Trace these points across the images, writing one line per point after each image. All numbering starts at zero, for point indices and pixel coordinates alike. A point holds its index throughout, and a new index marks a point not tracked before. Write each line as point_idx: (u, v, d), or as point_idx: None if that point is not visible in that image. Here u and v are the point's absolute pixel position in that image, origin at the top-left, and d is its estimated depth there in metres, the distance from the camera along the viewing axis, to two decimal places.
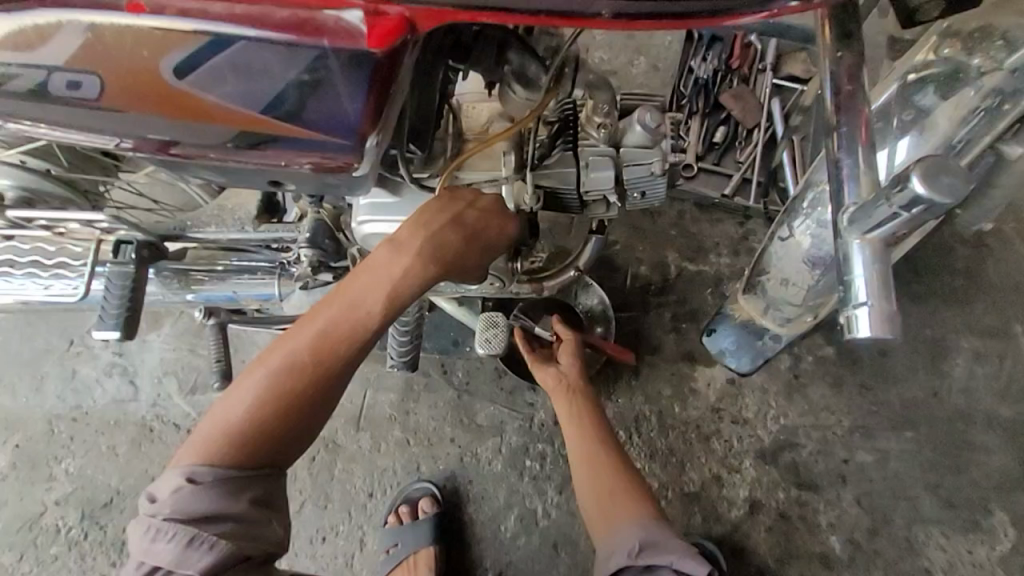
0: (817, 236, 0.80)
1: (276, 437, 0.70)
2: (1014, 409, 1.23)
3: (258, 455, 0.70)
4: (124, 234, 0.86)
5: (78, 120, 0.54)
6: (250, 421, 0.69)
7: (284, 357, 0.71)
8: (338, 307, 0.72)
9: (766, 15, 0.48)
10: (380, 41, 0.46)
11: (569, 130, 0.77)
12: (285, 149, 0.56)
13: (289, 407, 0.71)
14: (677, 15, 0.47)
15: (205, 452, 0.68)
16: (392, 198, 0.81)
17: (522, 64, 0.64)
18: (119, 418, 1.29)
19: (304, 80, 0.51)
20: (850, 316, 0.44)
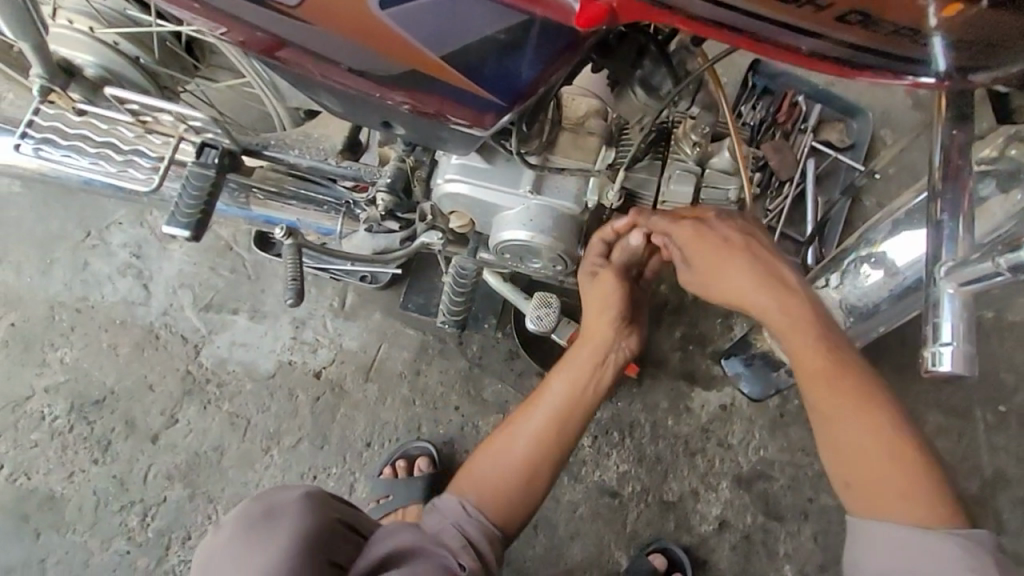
0: (856, 289, 0.89)
1: (534, 488, 0.89)
2: (961, 483, 1.36)
3: (517, 503, 0.89)
4: (211, 137, 0.87)
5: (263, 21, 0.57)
6: (509, 490, 0.89)
7: (521, 424, 0.91)
8: (564, 378, 0.92)
9: (912, 84, 0.55)
10: (586, 21, 0.49)
11: (661, 142, 0.83)
12: (394, 85, 0.62)
13: (532, 458, 0.89)
14: (846, 65, 0.53)
15: (465, 490, 0.88)
16: (484, 164, 0.85)
17: (653, 71, 0.69)
18: (126, 319, 1.27)
19: (497, 39, 0.55)
20: (934, 351, 0.53)
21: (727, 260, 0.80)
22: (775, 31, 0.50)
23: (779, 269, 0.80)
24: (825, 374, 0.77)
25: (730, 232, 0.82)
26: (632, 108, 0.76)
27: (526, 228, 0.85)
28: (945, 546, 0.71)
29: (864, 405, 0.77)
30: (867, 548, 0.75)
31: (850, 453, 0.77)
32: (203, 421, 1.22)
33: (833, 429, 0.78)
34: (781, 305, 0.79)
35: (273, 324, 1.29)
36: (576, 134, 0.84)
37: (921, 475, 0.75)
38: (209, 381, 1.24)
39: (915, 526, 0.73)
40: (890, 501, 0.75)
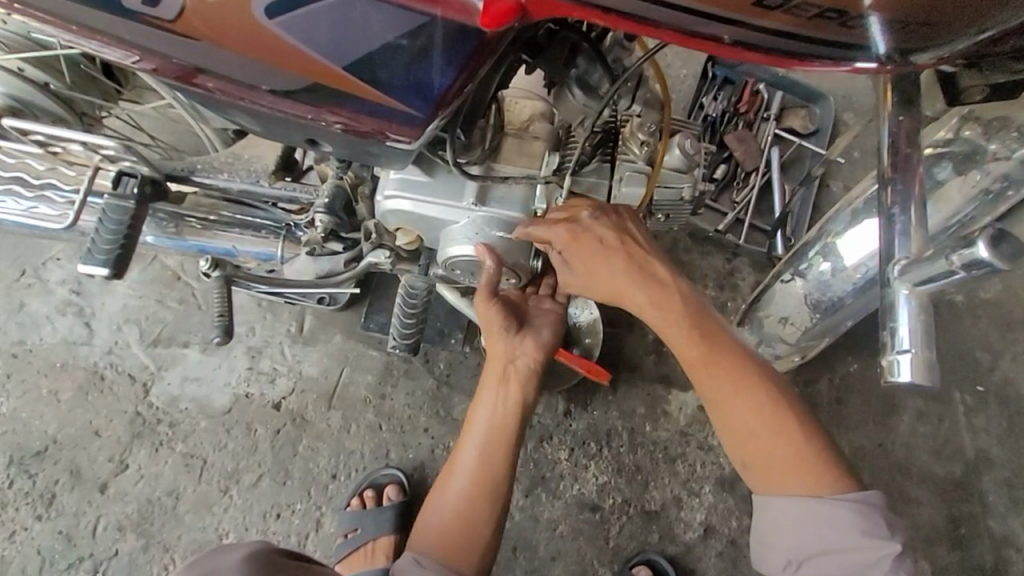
0: (819, 283, 0.87)
1: (478, 529, 0.90)
2: (945, 467, 1.34)
3: (467, 546, 0.90)
4: (127, 165, 0.80)
5: (152, 40, 0.53)
6: (452, 535, 0.90)
7: (452, 468, 0.93)
8: (483, 413, 0.93)
9: (851, 70, 0.52)
10: (492, 20, 0.47)
11: (609, 142, 0.78)
12: (323, 103, 0.56)
13: (462, 502, 0.91)
14: (776, 54, 0.50)
15: (418, 544, 0.90)
16: (424, 177, 0.80)
17: (588, 70, 0.65)
18: (68, 362, 1.19)
19: (399, 44, 0.51)
20: (892, 359, 0.49)
21: (602, 261, 0.80)
22: (682, 18, 0.47)
23: (649, 266, 0.81)
24: (702, 361, 0.79)
25: (603, 229, 0.79)
26: (571, 111, 0.71)
27: (472, 242, 0.81)
28: (831, 512, 0.74)
29: (743, 389, 0.78)
30: (773, 525, 0.77)
31: (741, 435, 0.79)
32: (155, 465, 1.15)
33: (724, 413, 0.79)
34: (654, 300, 0.81)
35: (227, 355, 1.23)
36: (522, 139, 0.80)
37: (806, 444, 0.77)
38: (159, 421, 1.17)
39: (804, 497, 0.75)
40: (784, 473, 0.77)
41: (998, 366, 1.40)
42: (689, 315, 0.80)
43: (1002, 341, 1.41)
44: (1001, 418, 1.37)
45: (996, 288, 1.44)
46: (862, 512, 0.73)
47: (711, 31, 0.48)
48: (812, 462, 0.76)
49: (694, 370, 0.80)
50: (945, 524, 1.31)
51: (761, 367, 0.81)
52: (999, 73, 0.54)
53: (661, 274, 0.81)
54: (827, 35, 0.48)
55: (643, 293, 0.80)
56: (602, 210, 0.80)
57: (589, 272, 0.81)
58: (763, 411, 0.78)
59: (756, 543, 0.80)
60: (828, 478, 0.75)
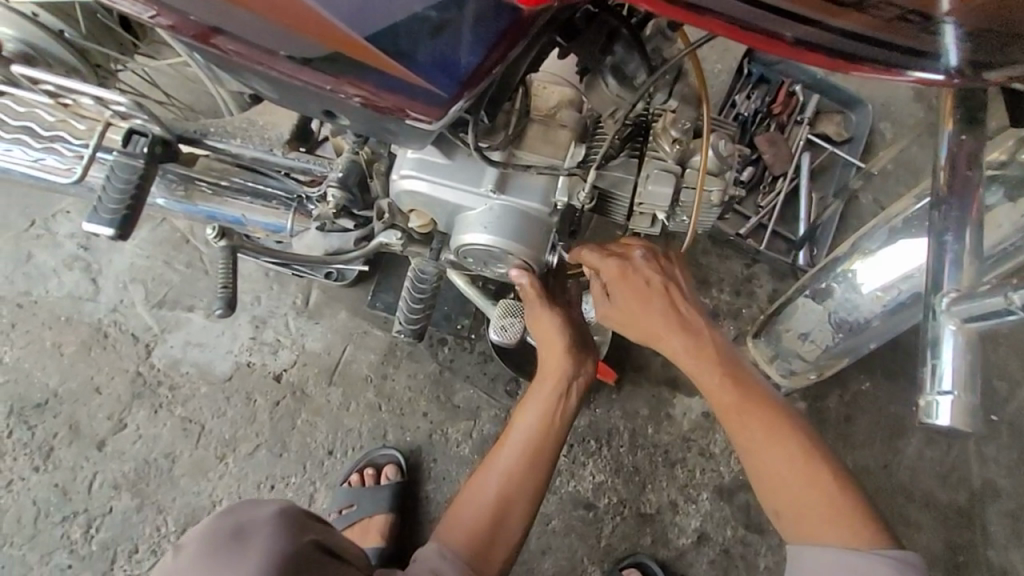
0: (847, 301, 0.83)
1: (511, 531, 0.89)
2: (950, 495, 1.31)
3: (497, 552, 0.88)
4: (139, 123, 0.77)
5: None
6: (480, 528, 0.88)
7: (489, 469, 0.90)
8: (529, 418, 0.91)
9: (918, 79, 0.48)
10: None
11: (638, 137, 0.75)
12: (341, 75, 0.53)
13: (493, 512, 0.88)
14: (841, 54, 0.46)
15: (447, 536, 0.89)
16: (444, 160, 0.77)
17: (625, 59, 0.61)
18: (72, 316, 1.19)
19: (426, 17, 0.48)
20: (932, 400, 0.48)
21: (644, 303, 0.82)
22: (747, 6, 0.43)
23: (690, 311, 0.84)
24: (736, 406, 0.82)
25: (652, 274, 0.83)
26: (603, 101, 0.67)
27: (488, 232, 0.78)
28: (870, 567, 0.74)
29: (773, 436, 0.80)
30: (800, 571, 0.77)
31: (774, 480, 0.80)
32: (154, 427, 1.15)
33: (757, 458, 0.80)
34: (688, 347, 0.83)
35: (231, 323, 1.22)
36: (548, 127, 0.77)
37: (842, 497, 0.77)
38: (160, 383, 1.17)
39: (840, 549, 0.75)
40: (817, 521, 0.78)
41: (1015, 397, 1.36)
42: (728, 363, 0.83)
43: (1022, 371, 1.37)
44: (1013, 449, 1.33)
45: None
46: (899, 566, 0.74)
47: (774, 27, 0.44)
48: (848, 510, 0.77)
49: (726, 411, 0.82)
50: (944, 551, 1.28)
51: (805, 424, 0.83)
52: None
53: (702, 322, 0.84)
54: (895, 39, 0.45)
55: (680, 331, 0.83)
56: (652, 257, 0.84)
57: (632, 312, 0.84)
58: (796, 454, 0.79)
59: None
60: (864, 529, 0.76)
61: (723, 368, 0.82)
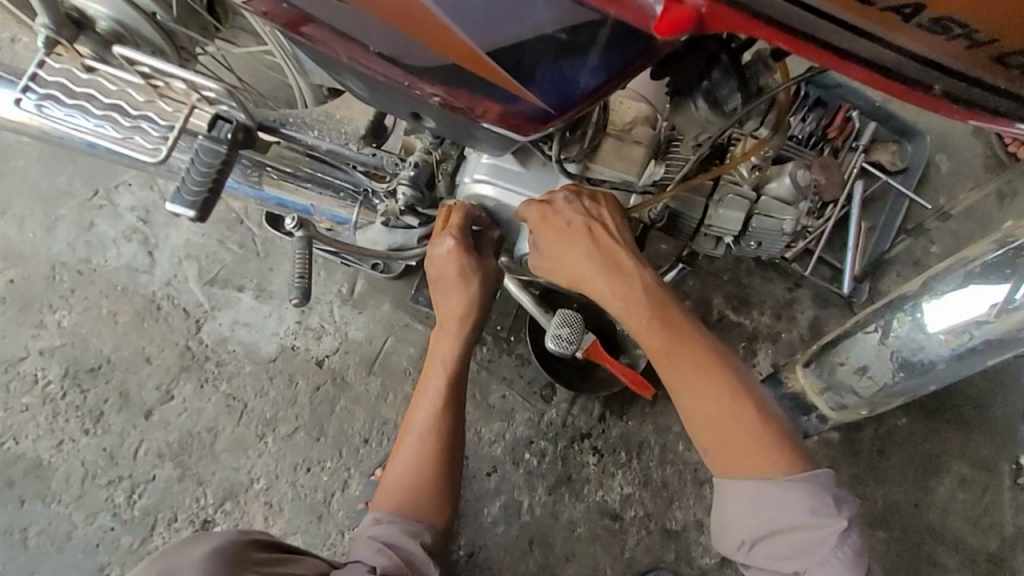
0: (911, 340, 0.84)
1: (440, 474, 0.89)
2: (978, 538, 1.30)
3: (432, 499, 0.88)
4: (226, 110, 0.79)
5: None
6: (406, 494, 0.87)
7: (405, 442, 0.91)
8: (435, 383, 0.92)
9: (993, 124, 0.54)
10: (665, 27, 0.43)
11: (714, 159, 0.76)
12: (452, 84, 0.55)
13: (421, 462, 0.89)
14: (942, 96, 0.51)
15: (379, 505, 0.87)
16: (519, 167, 0.78)
17: (720, 84, 0.61)
18: (128, 286, 1.22)
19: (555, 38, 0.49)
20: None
21: (569, 244, 0.76)
22: (875, 50, 0.47)
23: (619, 252, 0.78)
24: (663, 349, 0.79)
25: (573, 214, 0.76)
26: (688, 124, 0.68)
27: None
28: (783, 493, 0.73)
29: (704, 371, 0.78)
30: (726, 506, 0.77)
31: (701, 417, 0.78)
32: (198, 401, 1.18)
33: (683, 396, 0.79)
34: (620, 290, 0.79)
35: (278, 305, 1.24)
36: (620, 143, 0.76)
37: (762, 430, 0.76)
38: (207, 358, 1.20)
39: (759, 480, 0.74)
40: (742, 457, 0.76)
41: None
42: (655, 302, 0.80)
43: None
44: None
45: None
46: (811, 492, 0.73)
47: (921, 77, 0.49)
48: (764, 440, 0.76)
49: (653, 351, 0.80)
50: None
51: (721, 353, 0.81)
52: None
53: (628, 262, 0.79)
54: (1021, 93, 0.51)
55: (604, 270, 0.78)
56: (575, 197, 0.77)
57: (565, 258, 0.78)
58: (718, 393, 0.77)
59: (713, 526, 0.79)
60: (778, 456, 0.75)
61: (651, 308, 0.79)
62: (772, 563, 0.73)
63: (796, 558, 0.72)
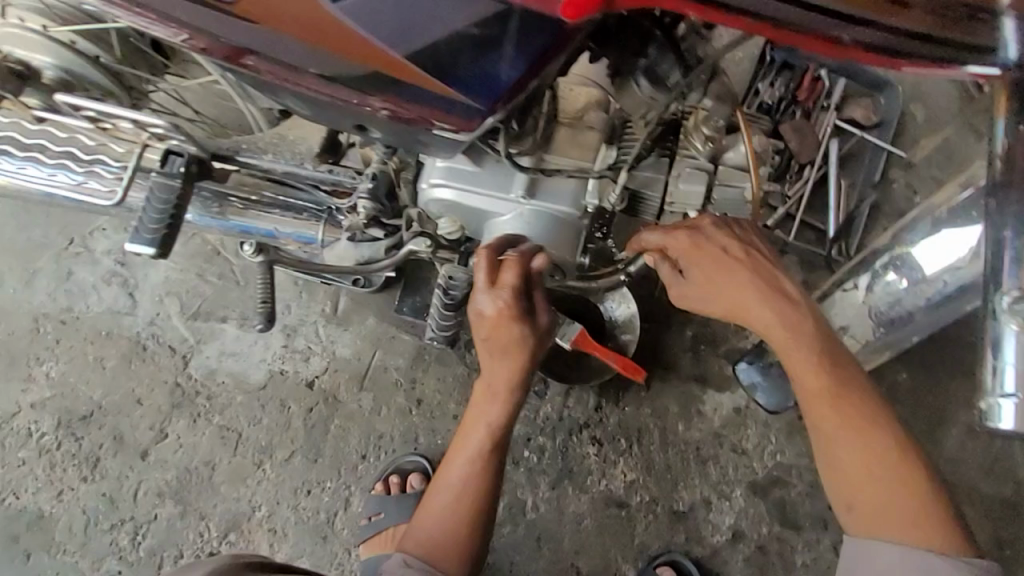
0: (886, 293, 0.87)
1: (478, 525, 0.87)
2: (993, 487, 1.27)
3: (462, 554, 0.87)
4: (175, 144, 0.80)
5: (202, 20, 0.51)
6: (444, 540, 0.86)
7: (437, 485, 0.88)
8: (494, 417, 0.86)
9: (920, 69, 0.52)
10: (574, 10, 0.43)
11: (669, 136, 0.74)
12: (375, 91, 0.53)
13: (455, 512, 0.86)
14: (859, 45, 0.50)
15: (410, 546, 0.87)
16: (473, 167, 0.77)
17: (658, 60, 0.60)
18: (112, 330, 1.22)
19: (468, 33, 0.48)
20: (997, 402, 0.48)
21: (733, 282, 0.74)
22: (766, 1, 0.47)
23: (780, 281, 0.75)
24: (824, 395, 0.74)
25: (726, 240, 0.75)
26: (635, 104, 0.66)
27: (519, 236, 0.78)
28: (933, 565, 0.69)
29: (860, 430, 0.73)
30: (862, 567, 0.73)
31: (846, 472, 0.74)
32: (194, 436, 1.18)
33: (828, 450, 0.75)
34: (788, 322, 0.74)
35: (263, 332, 1.24)
36: (575, 131, 0.76)
37: (914, 491, 0.72)
38: (198, 393, 1.20)
39: (917, 548, 0.70)
40: (879, 516, 0.73)
41: None
42: (828, 346, 0.75)
43: None
44: None
45: None
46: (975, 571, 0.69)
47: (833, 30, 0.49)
48: (912, 503, 0.72)
49: (801, 396, 0.76)
50: (988, 544, 1.25)
51: (884, 406, 0.76)
52: None
53: (791, 290, 0.75)
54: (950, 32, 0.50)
55: (769, 300, 0.75)
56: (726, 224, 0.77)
57: (704, 287, 0.76)
58: (886, 440, 0.73)
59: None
60: (931, 527, 0.71)
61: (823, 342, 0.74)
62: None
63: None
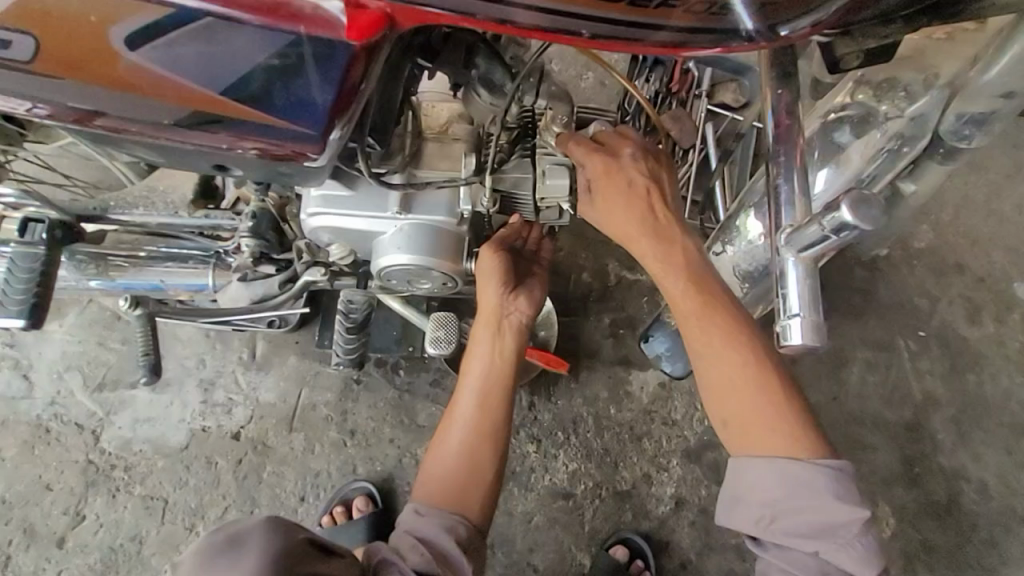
0: (747, 254, 0.95)
1: (490, 449, 0.88)
2: (895, 413, 1.39)
3: (474, 495, 0.86)
4: (34, 211, 0.79)
5: (14, 86, 0.52)
6: (455, 475, 0.86)
7: (449, 424, 0.90)
8: (476, 356, 0.91)
9: (722, 50, 0.52)
10: (360, 33, 0.48)
11: (526, 138, 0.80)
12: (208, 131, 0.55)
13: (468, 440, 0.88)
14: (619, 41, 0.50)
15: (420, 496, 0.86)
16: (347, 191, 0.79)
17: (489, 70, 0.65)
18: (9, 418, 1.15)
19: (271, 64, 0.50)
20: (785, 325, 0.54)
21: (627, 209, 0.79)
22: (530, 15, 0.47)
23: (668, 217, 0.81)
24: (697, 312, 0.79)
25: (638, 174, 0.80)
26: (480, 112, 0.72)
27: (404, 252, 0.80)
28: (800, 472, 0.71)
29: (729, 340, 0.78)
30: (742, 483, 0.74)
31: (718, 387, 0.78)
32: (113, 512, 1.11)
33: (703, 363, 0.79)
34: (665, 252, 0.80)
35: (178, 391, 1.20)
36: (442, 142, 0.81)
37: (782, 405, 0.75)
38: (114, 467, 1.14)
39: (780, 457, 0.72)
40: (754, 433, 0.75)
41: (936, 312, 1.46)
42: (692, 266, 0.81)
43: (938, 286, 1.48)
44: (943, 359, 1.43)
45: (928, 237, 1.51)
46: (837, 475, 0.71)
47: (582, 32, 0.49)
48: (784, 419, 0.74)
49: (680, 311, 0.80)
50: (902, 466, 1.36)
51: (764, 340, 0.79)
52: (870, 39, 0.56)
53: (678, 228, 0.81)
54: (706, 23, 0.50)
55: (660, 223, 0.80)
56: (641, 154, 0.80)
57: (610, 214, 0.81)
58: (752, 361, 0.77)
59: (723, 502, 0.76)
60: (796, 435, 0.74)
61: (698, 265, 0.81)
62: (786, 541, 0.70)
63: (815, 537, 0.69)
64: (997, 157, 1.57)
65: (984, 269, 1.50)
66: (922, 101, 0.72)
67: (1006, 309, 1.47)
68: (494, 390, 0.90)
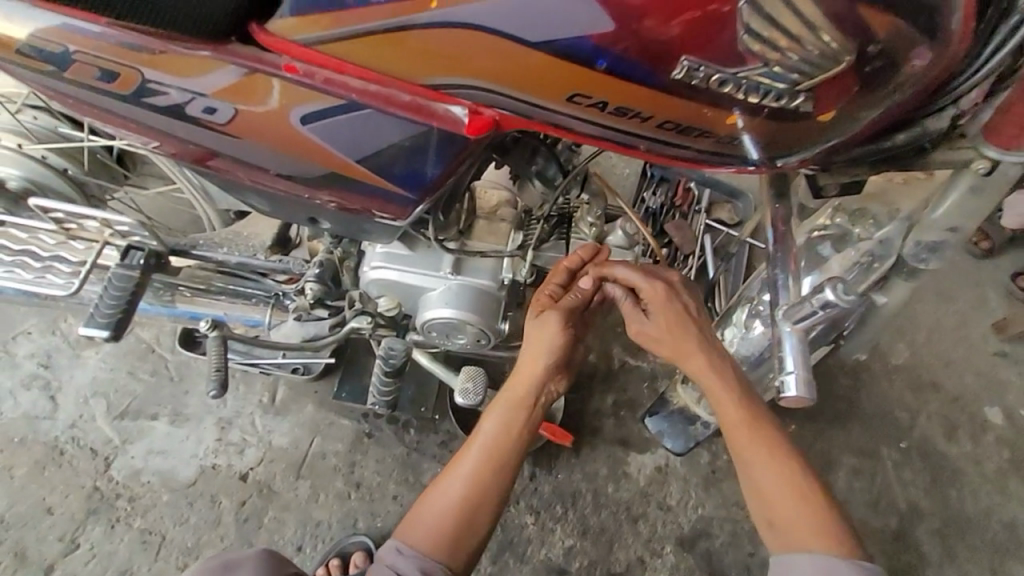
0: (744, 341, 1.08)
1: (489, 500, 0.89)
2: (881, 520, 1.45)
3: (463, 543, 0.87)
4: (137, 240, 0.91)
5: (196, 138, 0.69)
6: (451, 517, 0.87)
7: (449, 468, 0.92)
8: (493, 417, 0.93)
9: (736, 170, 0.69)
10: (475, 130, 0.62)
11: (564, 225, 0.95)
12: (333, 188, 0.73)
13: (468, 490, 0.89)
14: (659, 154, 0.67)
15: (405, 536, 0.87)
16: (408, 251, 0.92)
17: (546, 167, 0.81)
18: (27, 436, 1.18)
19: (399, 144, 0.66)
20: (785, 378, 0.65)
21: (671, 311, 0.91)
22: (598, 130, 0.64)
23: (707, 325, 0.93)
24: (736, 421, 0.89)
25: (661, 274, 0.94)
26: (533, 198, 0.88)
27: (450, 306, 0.92)
28: (835, 565, 0.81)
29: (764, 449, 0.88)
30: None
31: (763, 494, 0.87)
32: (109, 543, 1.12)
33: (745, 470, 0.89)
34: (710, 362, 0.91)
35: (196, 426, 1.24)
36: (490, 221, 0.95)
37: (811, 507, 0.85)
38: (119, 496, 1.15)
39: (819, 552, 0.82)
40: (792, 531, 0.85)
41: (915, 425, 1.56)
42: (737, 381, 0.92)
43: (915, 401, 1.59)
44: (924, 471, 1.51)
45: (904, 355, 1.65)
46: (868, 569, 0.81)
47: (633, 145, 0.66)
48: (813, 518, 0.85)
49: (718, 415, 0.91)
50: None
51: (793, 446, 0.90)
52: (844, 173, 0.73)
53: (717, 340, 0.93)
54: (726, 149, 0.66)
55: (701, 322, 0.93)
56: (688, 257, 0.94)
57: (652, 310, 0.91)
58: (781, 465, 0.87)
59: None
60: (829, 530, 0.84)
61: (734, 383, 0.91)
62: None
63: None
64: (961, 291, 1.76)
65: (955, 390, 1.62)
66: (886, 228, 0.90)
67: (979, 429, 1.57)
68: (508, 451, 0.92)
